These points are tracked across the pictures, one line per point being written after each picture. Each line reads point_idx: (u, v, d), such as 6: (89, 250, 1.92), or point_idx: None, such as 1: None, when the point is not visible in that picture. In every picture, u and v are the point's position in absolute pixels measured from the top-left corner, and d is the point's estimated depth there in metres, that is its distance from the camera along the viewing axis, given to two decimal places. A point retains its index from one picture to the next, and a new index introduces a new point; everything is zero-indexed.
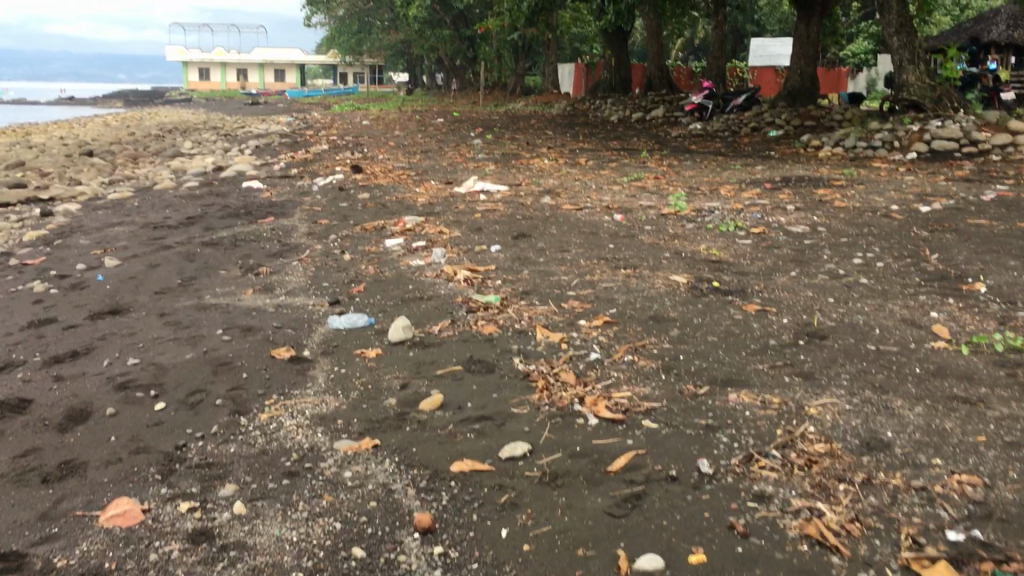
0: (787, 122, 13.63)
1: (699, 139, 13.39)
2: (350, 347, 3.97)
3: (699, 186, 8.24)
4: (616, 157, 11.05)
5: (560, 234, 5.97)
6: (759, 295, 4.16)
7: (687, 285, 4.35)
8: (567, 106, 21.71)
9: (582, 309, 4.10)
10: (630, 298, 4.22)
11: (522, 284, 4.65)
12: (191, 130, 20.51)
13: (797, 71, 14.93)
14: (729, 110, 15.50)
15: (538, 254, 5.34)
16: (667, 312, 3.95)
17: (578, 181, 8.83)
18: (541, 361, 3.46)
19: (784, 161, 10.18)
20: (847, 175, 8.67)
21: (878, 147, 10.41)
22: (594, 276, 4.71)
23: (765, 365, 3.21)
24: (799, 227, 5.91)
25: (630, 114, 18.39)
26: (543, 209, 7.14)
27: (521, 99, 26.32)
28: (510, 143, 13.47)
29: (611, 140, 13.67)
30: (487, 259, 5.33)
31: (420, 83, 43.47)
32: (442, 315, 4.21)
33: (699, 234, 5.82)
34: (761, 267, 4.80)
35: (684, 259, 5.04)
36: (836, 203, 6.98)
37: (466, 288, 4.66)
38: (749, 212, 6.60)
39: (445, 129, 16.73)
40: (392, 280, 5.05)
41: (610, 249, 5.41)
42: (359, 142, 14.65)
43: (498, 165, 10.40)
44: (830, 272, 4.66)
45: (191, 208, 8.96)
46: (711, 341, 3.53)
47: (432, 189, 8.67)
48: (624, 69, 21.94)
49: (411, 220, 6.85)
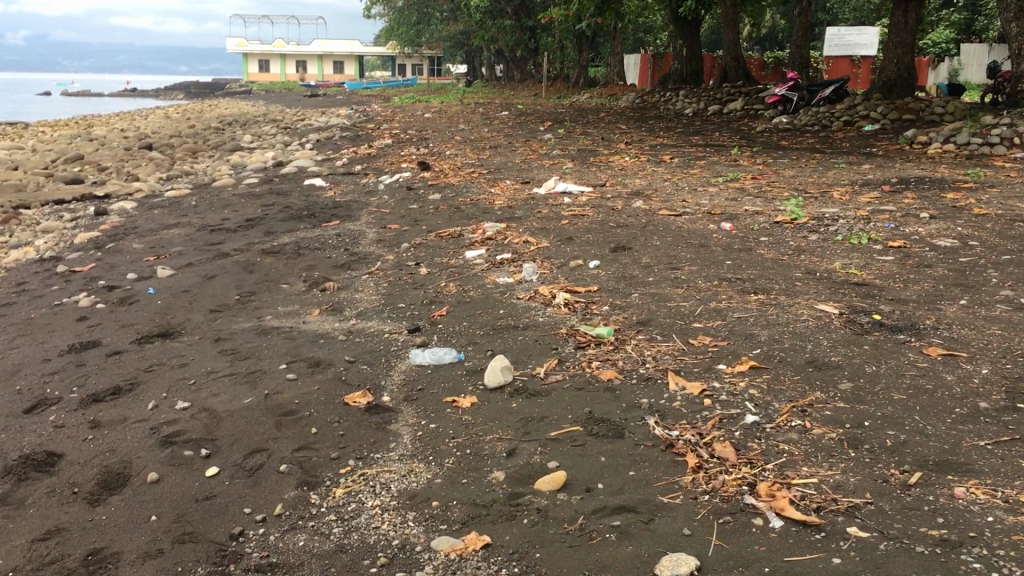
0: (882, 116, 12.71)
1: (788, 134, 12.55)
2: (439, 393, 3.31)
3: (806, 188, 7.47)
4: (703, 154, 10.24)
5: (664, 246, 5.24)
6: (934, 333, 3.40)
7: (840, 317, 3.61)
8: (635, 98, 20.90)
9: (718, 348, 3.38)
10: (774, 333, 3.49)
11: (635, 311, 3.95)
12: (251, 122, 20.19)
13: (893, 61, 13.94)
14: (816, 102, 14.59)
15: (646, 272, 4.63)
16: (827, 354, 3.21)
17: (667, 181, 8.10)
18: (684, 424, 2.75)
19: (893, 159, 9.29)
20: (971, 175, 7.79)
21: (996, 144, 9.51)
22: (720, 301, 3.98)
23: (990, 442, 2.45)
24: (946, 241, 5.12)
25: (705, 107, 17.52)
26: (637, 214, 6.43)
27: (587, 91, 25.55)
28: (583, 137, 12.76)
29: (692, 135, 12.87)
30: (587, 277, 4.63)
31: (480, 75, 42.80)
32: (546, 353, 3.53)
33: (827, 248, 5.06)
34: (921, 293, 4.04)
35: (822, 281, 4.29)
36: (974, 209, 6.16)
37: (569, 316, 3.98)
38: (878, 221, 5.79)
39: (511, 122, 16.09)
40: (480, 303, 4.39)
41: (729, 266, 4.68)
42: (423, 135, 14.07)
43: (577, 163, 9.70)
44: (1009, 300, 3.88)
45: (250, 208, 8.42)
46: (898, 402, 2.78)
47: (509, 188, 8.03)
48: (696, 59, 20.98)
49: (491, 225, 6.21)
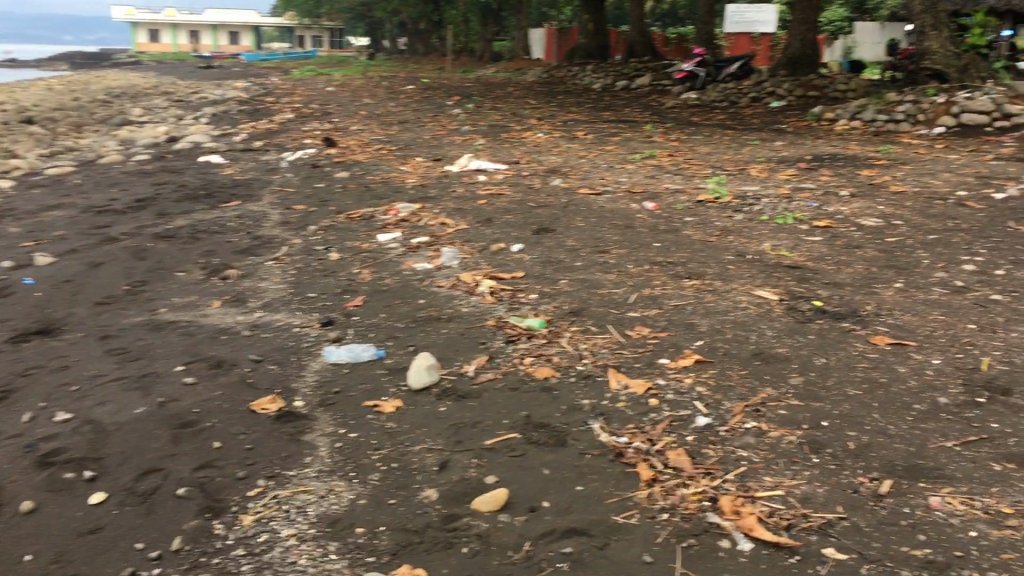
0: (788, 92, 12.80)
1: (697, 110, 12.52)
2: (358, 396, 3.01)
3: (723, 165, 7.38)
4: (616, 130, 10.08)
5: (588, 227, 5.02)
6: (878, 319, 3.25)
7: (780, 304, 3.44)
8: (542, 72, 20.68)
9: (658, 341, 3.18)
10: (714, 322, 3.30)
11: (566, 299, 3.72)
12: (142, 95, 19.17)
13: (798, 37, 14.03)
14: (723, 78, 14.62)
15: (573, 257, 4.40)
16: (773, 346, 3.04)
17: (583, 158, 7.90)
18: (632, 429, 2.52)
19: (803, 136, 9.31)
20: (882, 152, 7.82)
21: (900, 121, 9.61)
22: (654, 287, 3.79)
23: (958, 443, 2.29)
24: (870, 220, 5.04)
25: (613, 82, 17.42)
26: (556, 193, 6.20)
27: (493, 65, 25.19)
28: (492, 112, 12.46)
29: (601, 110, 12.73)
30: (511, 262, 4.38)
31: (383, 47, 41.90)
32: (475, 349, 3.27)
33: (754, 228, 4.93)
34: (855, 276, 3.92)
35: (755, 264, 4.14)
36: (891, 187, 6.13)
37: (495, 307, 3.72)
38: (801, 199, 5.69)
39: (418, 96, 15.66)
40: (398, 292, 4.09)
41: (657, 249, 4.48)
42: (326, 110, 13.55)
43: (489, 139, 9.41)
44: (943, 282, 3.77)
45: (142, 187, 7.86)
46: (854, 398, 2.61)
47: (421, 166, 7.70)
48: (602, 34, 20.84)
49: (404, 206, 5.88)
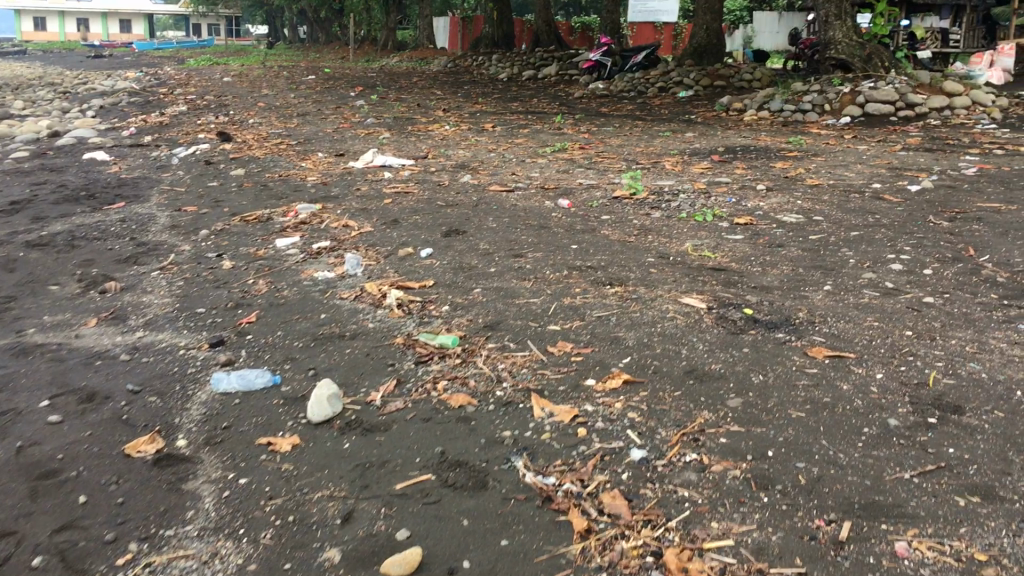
0: (695, 82, 12.78)
1: (606, 100, 12.37)
2: (251, 432, 2.66)
3: (636, 158, 7.20)
4: (525, 122, 9.83)
5: (501, 228, 4.75)
6: (813, 328, 3.06)
7: (709, 313, 3.22)
8: (447, 61, 20.30)
9: (582, 358, 2.93)
10: (641, 335, 3.07)
11: (480, 311, 3.45)
12: (23, 87, 18.03)
13: (703, 27, 14.02)
14: (630, 68, 14.53)
15: (486, 262, 4.12)
16: (706, 362, 2.81)
17: (492, 152, 7.62)
18: (560, 467, 2.26)
19: (713, 127, 9.22)
20: (793, 143, 7.77)
21: (808, 111, 9.62)
22: (575, 296, 3.54)
23: (915, 474, 2.10)
24: (791, 216, 4.90)
25: (519, 73, 17.18)
26: (466, 190, 5.91)
27: (397, 54, 24.69)
28: (398, 103, 12.07)
29: (510, 101, 12.48)
30: (420, 269, 4.07)
31: (282, 36, 40.74)
32: (383, 373, 2.96)
33: (673, 226, 4.74)
34: (781, 278, 3.75)
35: (679, 267, 3.94)
36: (807, 179, 6.03)
37: (405, 322, 3.42)
38: (718, 194, 5.52)
39: (320, 87, 15.12)
40: (296, 305, 3.74)
41: (575, 252, 4.24)
42: (222, 101, 12.92)
43: (394, 132, 9.05)
44: (873, 283, 3.62)
45: (17, 188, 7.24)
46: (798, 422, 2.39)
47: (322, 162, 7.29)
48: (507, 23, 20.57)
49: (303, 207, 5.50)
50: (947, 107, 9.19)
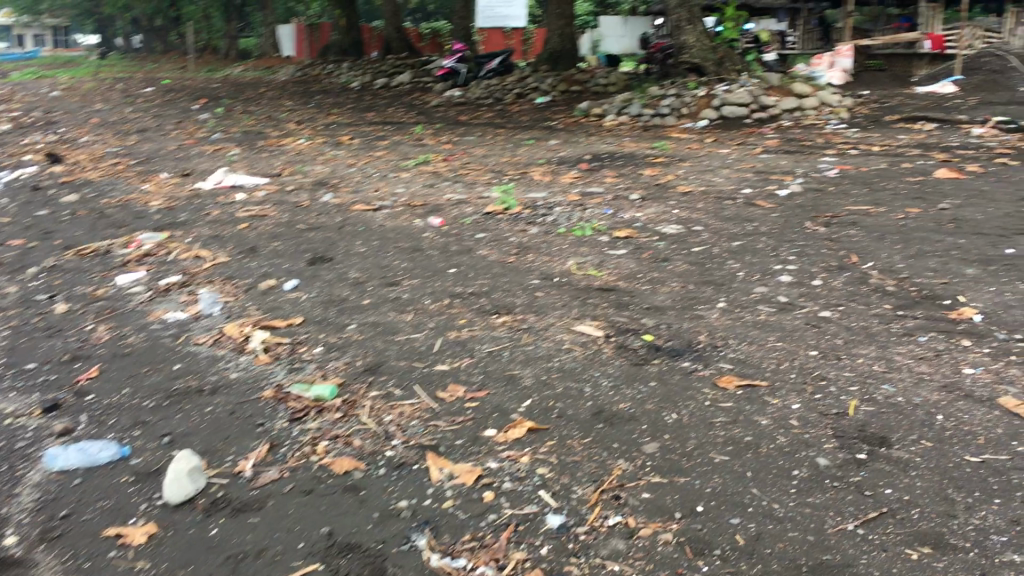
0: (552, 87, 12.72)
1: (464, 108, 12.14)
2: (97, 520, 2.25)
3: (503, 169, 6.98)
4: (383, 134, 9.47)
5: (371, 253, 4.41)
6: (717, 354, 2.88)
7: (607, 343, 3.00)
8: (294, 70, 19.59)
9: (478, 404, 2.64)
10: (539, 372, 2.82)
11: (358, 353, 3.11)
12: None
13: (556, 31, 13.98)
14: (485, 74, 14.35)
15: (359, 293, 3.78)
16: (613, 401, 2.58)
17: (352, 167, 7.24)
18: (470, 544, 1.98)
19: (575, 133, 9.12)
20: (657, 149, 7.73)
21: (666, 115, 9.66)
22: (461, 329, 3.25)
23: (859, 523, 1.92)
24: (670, 226, 4.77)
25: (371, 81, 16.74)
26: (328, 211, 5.53)
27: (242, 64, 23.72)
28: (246, 116, 11.45)
29: (364, 110, 12.05)
30: (286, 305, 3.70)
31: (116, 46, 38.63)
32: (253, 435, 2.58)
33: (553, 243, 4.52)
34: (673, 296, 3.58)
35: (566, 289, 3.72)
36: (678, 186, 5.96)
37: (273, 370, 3.05)
38: (594, 206, 5.35)
39: (160, 100, 14.22)
40: (145, 355, 3.29)
41: (454, 276, 3.96)
42: (50, 119, 11.92)
43: (243, 147, 8.50)
44: (767, 297, 3.50)
45: None
46: (723, 468, 2.19)
47: (167, 184, 6.72)
48: (355, 30, 20.02)
49: (148, 237, 4.98)
50: (797, 109, 9.38)
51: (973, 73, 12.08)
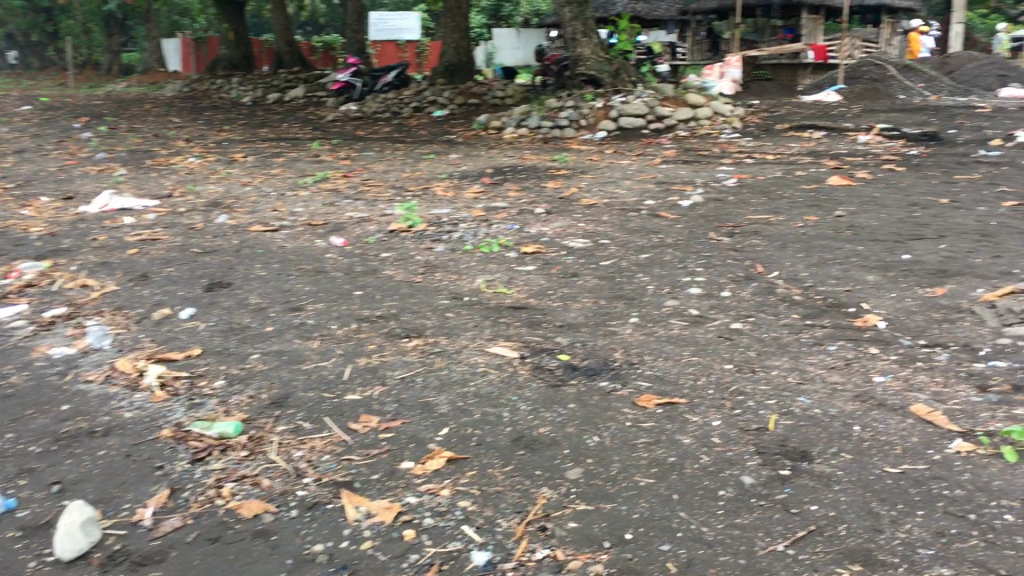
0: (450, 100, 12.66)
1: (360, 122, 11.95)
2: None
3: (405, 184, 6.87)
4: (278, 150, 9.22)
5: (271, 277, 4.25)
6: (634, 372, 2.85)
7: (523, 365, 2.94)
8: (181, 86, 18.97)
9: (393, 435, 2.54)
10: (454, 398, 2.73)
11: (263, 385, 2.96)
12: None
13: (452, 45, 13.93)
14: (380, 88, 14.18)
15: (261, 320, 3.62)
16: (533, 425, 2.52)
17: (247, 186, 7.00)
18: None
19: (475, 147, 9.08)
20: (558, 161, 7.74)
21: (564, 127, 9.71)
22: (370, 355, 3.14)
23: (788, 544, 1.90)
24: (578, 240, 4.75)
25: (263, 96, 16.34)
26: (224, 233, 5.32)
27: (125, 79, 22.86)
28: (131, 134, 10.99)
29: (258, 127, 11.73)
30: (183, 336, 3.50)
31: None
32: (153, 480, 2.41)
33: (460, 261, 4.44)
34: (585, 313, 3.54)
35: (477, 309, 3.64)
36: (582, 199, 5.96)
37: (173, 407, 2.86)
38: (500, 221, 5.30)
39: (38, 119, 13.54)
40: (29, 396, 3.05)
41: (362, 299, 3.83)
42: None
43: (130, 168, 8.14)
44: (679, 310, 3.50)
45: None
46: (648, 491, 2.14)
47: (48, 208, 6.35)
48: (244, 44, 19.54)
49: (28, 267, 4.67)
50: (691, 119, 9.56)
51: (855, 81, 12.55)
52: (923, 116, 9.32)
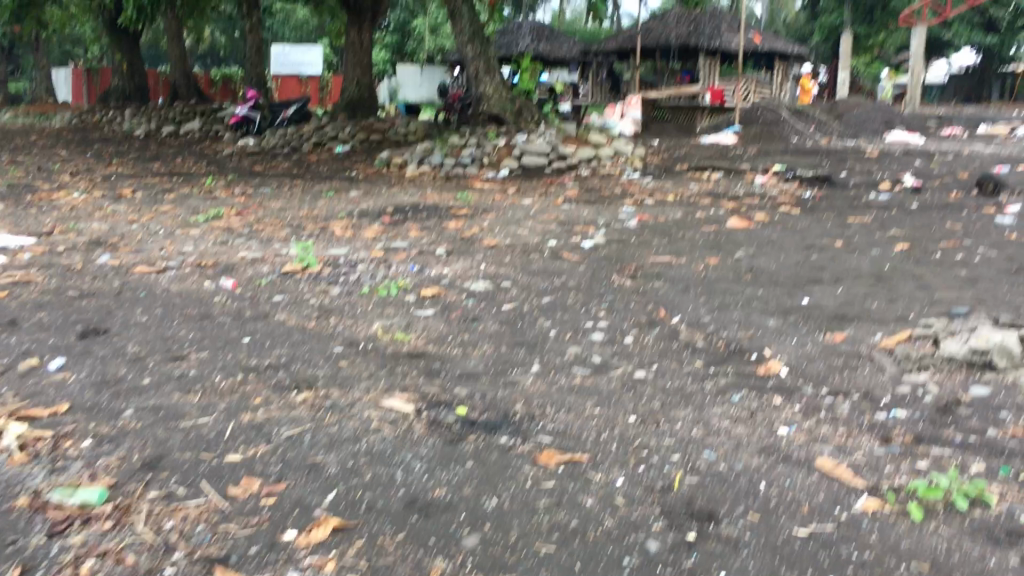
0: (351, 136, 12.46)
1: (258, 157, 11.65)
2: None
3: (302, 223, 6.65)
4: (169, 186, 8.86)
5: (152, 323, 3.99)
6: (535, 426, 2.73)
7: (419, 420, 2.79)
8: (70, 118, 18.22)
9: (276, 500, 2.34)
10: (344, 457, 2.56)
11: (135, 445, 2.72)
12: None
13: (354, 80, 13.75)
14: (280, 122, 13.88)
15: (139, 371, 3.37)
16: (428, 488, 2.36)
17: (133, 224, 6.66)
18: None
19: (376, 184, 8.91)
20: (460, 200, 7.64)
21: (467, 165, 9.64)
22: (256, 410, 2.93)
23: None
24: (479, 283, 4.63)
25: (157, 129, 15.83)
26: (105, 275, 5.01)
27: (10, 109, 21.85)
28: (12, 167, 10.42)
29: (149, 161, 11.30)
30: (50, 390, 3.22)
31: None
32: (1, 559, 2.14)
33: (356, 305, 4.27)
34: (485, 361, 3.41)
35: (373, 357, 3.48)
36: (484, 239, 5.86)
37: (31, 472, 2.59)
38: (400, 263, 5.15)
39: None
40: None
41: (250, 347, 3.62)
42: None
43: (7, 203, 7.67)
44: (582, 358, 3.40)
45: None
46: (549, 561, 2.01)
47: None
48: (138, 75, 18.92)
49: None
50: (594, 158, 9.62)
51: (750, 124, 12.89)
52: (816, 159, 9.59)
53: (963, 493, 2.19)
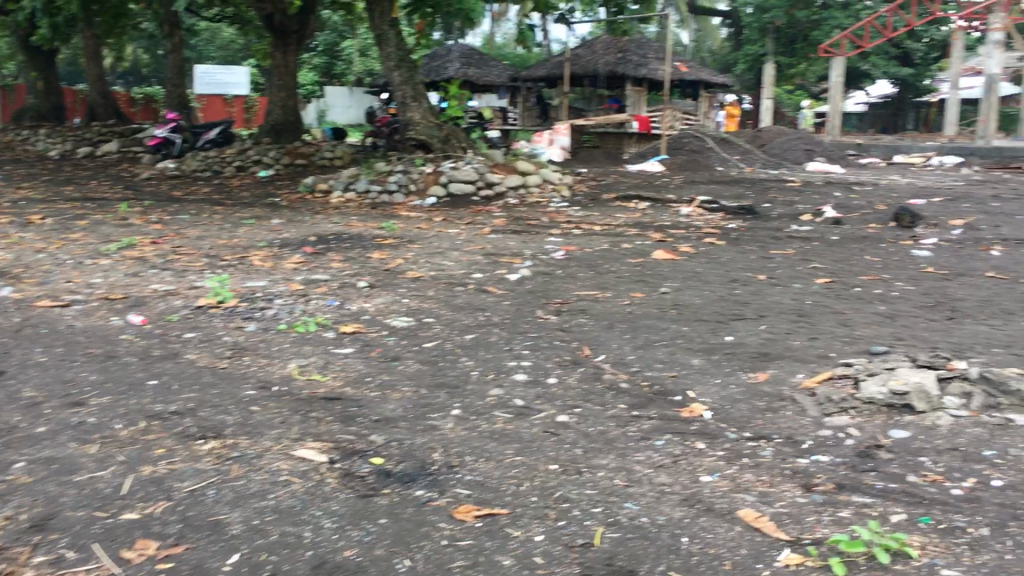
0: (275, 161, 12.23)
1: (178, 182, 11.34)
2: None
3: (220, 253, 6.45)
4: (82, 212, 8.53)
5: (52, 364, 3.77)
6: (453, 477, 2.62)
7: (331, 471, 2.66)
8: None
9: (175, 565, 2.18)
10: (250, 515, 2.41)
11: (23, 503, 2.53)
12: None
13: (279, 103, 13.52)
14: (202, 145, 13.56)
15: (32, 419, 3.16)
16: (337, 548, 2.23)
17: (40, 253, 6.37)
18: None
19: (299, 211, 8.72)
20: (385, 229, 7.51)
21: (393, 192, 9.51)
22: (158, 461, 2.77)
23: None
24: (401, 319, 4.52)
25: (73, 150, 15.32)
26: (5, 309, 4.75)
27: None
28: None
29: (62, 185, 10.90)
30: None
31: None
32: None
33: (272, 342, 4.12)
34: (404, 404, 3.30)
35: (286, 400, 3.33)
36: (407, 271, 5.75)
37: None
38: (319, 296, 5.00)
39: None
40: None
41: (155, 391, 3.44)
42: None
43: None
44: (504, 401, 3.31)
45: None
46: None
47: None
48: (55, 94, 18.34)
49: None
50: (521, 186, 9.60)
51: (676, 153, 13.05)
52: (740, 189, 9.71)
53: (884, 546, 2.15)
